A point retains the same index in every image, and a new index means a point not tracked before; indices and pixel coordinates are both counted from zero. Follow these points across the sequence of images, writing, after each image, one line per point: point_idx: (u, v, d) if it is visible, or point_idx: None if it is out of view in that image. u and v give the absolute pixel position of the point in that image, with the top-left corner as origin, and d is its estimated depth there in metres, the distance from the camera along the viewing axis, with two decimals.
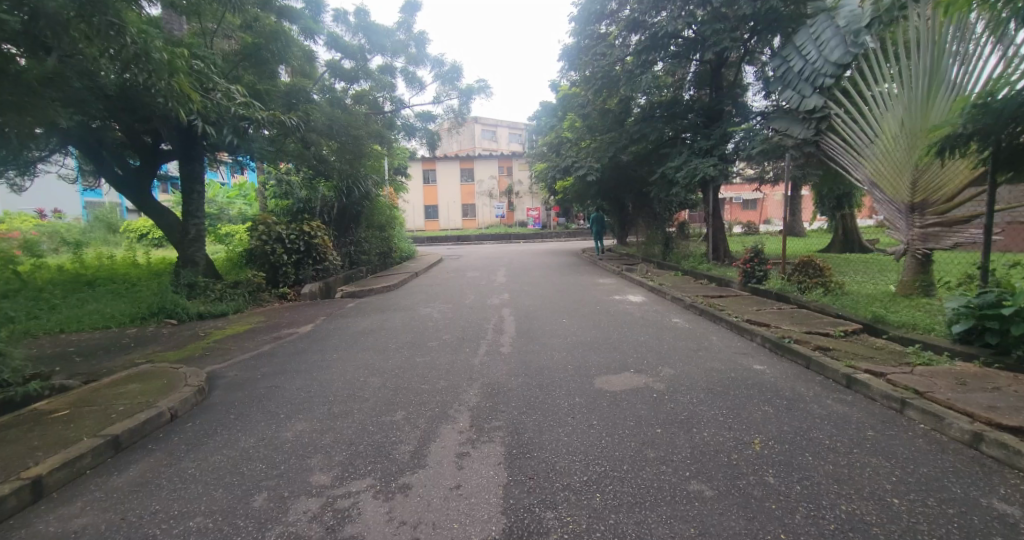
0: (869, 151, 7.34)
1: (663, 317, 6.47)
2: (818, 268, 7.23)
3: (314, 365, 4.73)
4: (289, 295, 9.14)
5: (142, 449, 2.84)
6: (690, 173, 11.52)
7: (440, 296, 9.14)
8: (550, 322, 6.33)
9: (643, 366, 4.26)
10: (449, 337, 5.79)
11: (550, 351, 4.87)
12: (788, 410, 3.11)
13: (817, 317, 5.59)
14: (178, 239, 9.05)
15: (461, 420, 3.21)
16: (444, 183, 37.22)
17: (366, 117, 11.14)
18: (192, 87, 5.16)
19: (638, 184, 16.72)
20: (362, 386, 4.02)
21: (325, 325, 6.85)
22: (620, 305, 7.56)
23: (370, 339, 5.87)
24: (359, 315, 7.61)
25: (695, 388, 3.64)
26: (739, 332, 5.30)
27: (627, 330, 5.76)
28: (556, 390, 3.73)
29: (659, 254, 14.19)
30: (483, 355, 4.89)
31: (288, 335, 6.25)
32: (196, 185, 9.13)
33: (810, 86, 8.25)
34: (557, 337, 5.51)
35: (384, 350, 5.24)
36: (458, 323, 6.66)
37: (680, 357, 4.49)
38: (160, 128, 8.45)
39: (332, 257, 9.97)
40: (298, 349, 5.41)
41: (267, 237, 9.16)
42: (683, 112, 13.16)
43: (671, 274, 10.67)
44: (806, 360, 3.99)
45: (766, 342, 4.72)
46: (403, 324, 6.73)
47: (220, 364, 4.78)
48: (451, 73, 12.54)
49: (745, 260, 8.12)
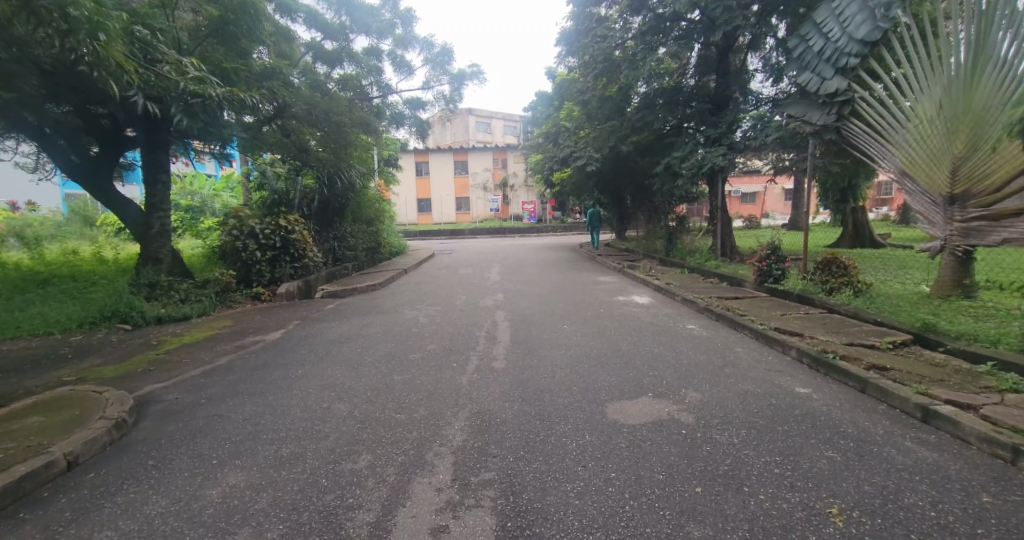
0: (900, 137, 6.66)
1: (675, 323, 5.80)
2: (843, 265, 6.57)
3: (273, 385, 4.01)
4: (263, 295, 8.35)
5: (8, 522, 2.11)
6: (697, 163, 10.80)
7: (429, 296, 8.43)
8: (550, 329, 5.64)
9: (663, 389, 3.57)
10: (434, 348, 5.08)
11: (551, 368, 4.18)
12: (860, 458, 2.42)
13: (852, 324, 4.91)
14: (139, 234, 8.24)
15: (441, 472, 2.50)
16: (437, 176, 36.26)
17: (350, 104, 10.24)
18: (129, 56, 4.35)
19: (639, 176, 16.00)
20: (325, 416, 3.31)
21: (298, 332, 6.12)
22: (626, 308, 6.88)
23: (346, 349, 5.16)
24: (338, 319, 6.88)
25: (732, 421, 2.96)
26: (767, 343, 4.62)
27: (637, 339, 5.08)
28: (562, 425, 3.03)
29: (662, 251, 13.52)
30: (473, 372, 4.19)
31: (254, 344, 5.51)
32: (162, 175, 8.35)
33: (832, 67, 7.61)
34: (559, 349, 4.80)
35: (360, 365, 4.56)
36: (446, 329, 5.96)
37: (705, 377, 3.80)
38: (118, 112, 7.63)
39: (311, 253, 9.20)
40: (260, 363, 4.69)
41: (238, 232, 8.39)
42: (688, 99, 12.34)
43: (676, 272, 10.03)
44: (861, 384, 3.33)
45: (804, 357, 4.04)
46: (384, 331, 6.01)
47: (161, 383, 4.05)
48: (441, 56, 11.77)
49: (760, 257, 7.45)
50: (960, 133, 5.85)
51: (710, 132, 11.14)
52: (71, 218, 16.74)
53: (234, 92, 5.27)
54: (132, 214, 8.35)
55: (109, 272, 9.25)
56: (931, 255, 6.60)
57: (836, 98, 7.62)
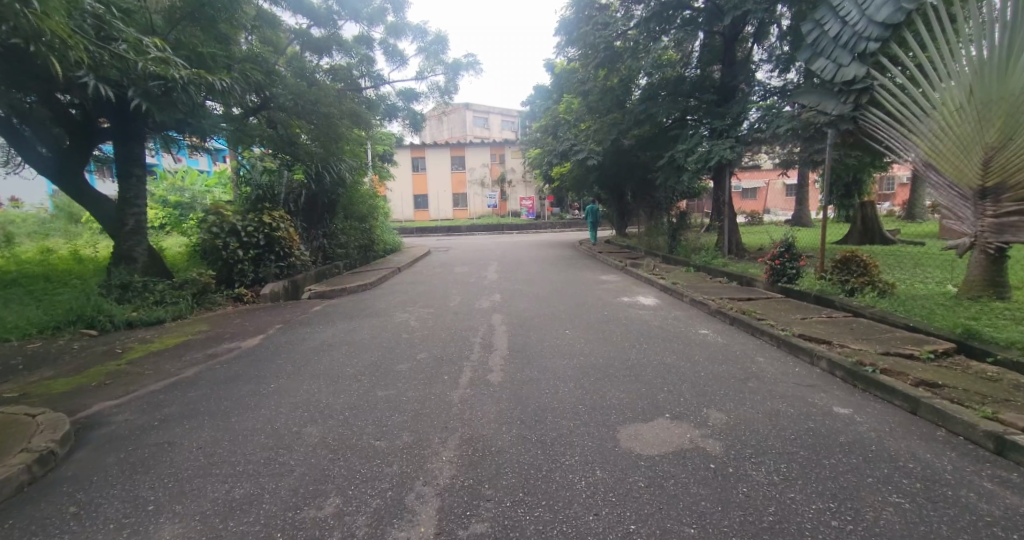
0: (924, 127, 6.20)
1: (686, 327, 5.37)
2: (862, 263, 6.18)
3: (239, 403, 3.55)
4: (245, 296, 7.87)
5: None
6: (704, 154, 10.35)
7: (422, 297, 7.98)
8: (551, 335, 5.21)
9: (681, 409, 3.13)
10: (425, 357, 4.64)
11: (553, 383, 3.74)
12: (935, 505, 1.98)
13: (882, 330, 4.48)
14: (113, 232, 7.75)
15: (423, 523, 2.05)
16: (433, 171, 35.70)
17: (340, 95, 9.76)
18: (76, 31, 3.82)
19: (640, 170, 15.56)
20: (292, 444, 2.85)
21: (278, 337, 5.66)
22: (632, 310, 6.44)
23: (328, 358, 4.71)
24: (323, 323, 6.43)
25: (767, 452, 2.51)
26: (791, 352, 4.18)
27: (646, 346, 4.66)
28: (567, 457, 2.57)
29: (665, 248, 13.11)
30: (466, 386, 3.75)
31: (228, 352, 5.06)
32: (138, 168, 7.88)
33: (849, 53, 7.15)
34: (561, 358, 4.36)
35: (340, 377, 4.11)
36: (438, 334, 5.51)
37: (728, 394, 3.36)
38: (89, 102, 7.14)
39: (298, 252, 8.77)
40: (230, 376, 4.23)
41: (219, 229, 7.93)
42: (691, 90, 11.87)
43: (681, 271, 9.60)
44: (912, 404, 2.89)
45: (836, 370, 3.60)
46: (371, 336, 5.55)
47: (112, 402, 3.58)
48: (435, 45, 11.29)
49: (774, 256, 7.04)
50: (994, 122, 5.39)
51: (716, 124, 10.70)
52: (57, 215, 16.23)
53: (201, 75, 4.76)
54: (106, 210, 7.87)
55: (85, 272, 8.79)
56: (960, 253, 6.18)
57: (853, 87, 7.17)
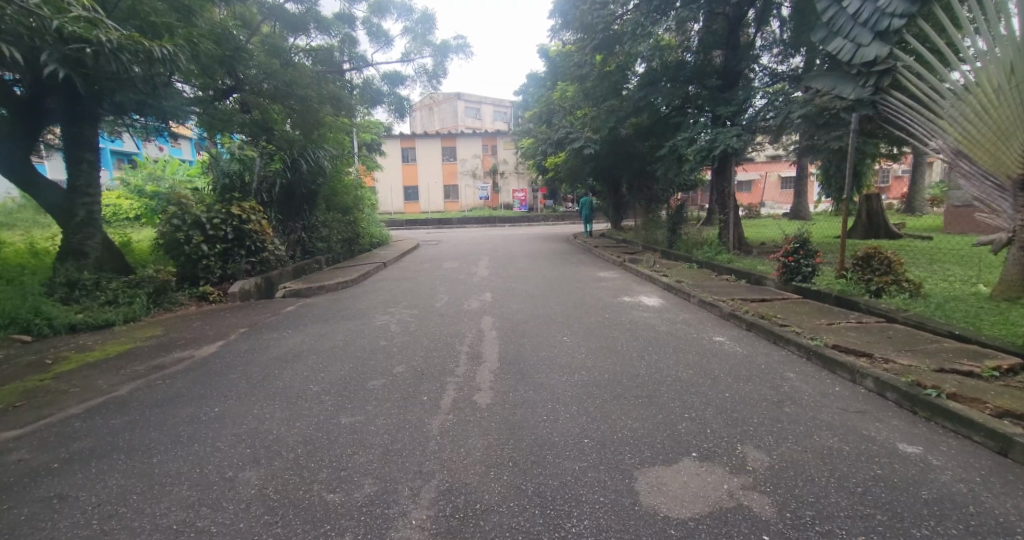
0: (956, 112, 5.62)
1: (699, 334, 4.79)
2: (887, 260, 5.65)
3: (170, 434, 2.90)
4: (211, 296, 7.21)
5: None
6: (710, 140, 9.79)
7: (405, 297, 7.35)
8: (547, 343, 4.61)
9: (710, 447, 2.54)
10: (403, 370, 4.01)
11: (550, 408, 3.15)
12: None
13: (925, 340, 3.92)
14: (61, 224, 7.01)
15: None
16: (423, 161, 34.84)
17: (318, 77, 9.21)
18: None
19: (639, 161, 14.89)
20: (220, 499, 2.21)
21: (240, 344, 5.01)
22: (635, 311, 5.87)
23: (290, 372, 4.07)
24: (292, 327, 5.77)
25: (833, 515, 1.93)
26: (825, 367, 3.62)
27: (658, 358, 4.07)
28: (573, 522, 1.96)
29: (664, 242, 12.53)
30: (447, 413, 3.14)
31: (177, 363, 4.41)
32: (89, 152, 7.13)
33: (870, 31, 6.52)
34: (559, 374, 3.76)
35: (300, 398, 3.47)
36: (421, 342, 4.88)
37: (763, 423, 2.78)
38: (26, 79, 6.31)
39: (272, 246, 8.11)
40: (172, 394, 3.59)
41: (180, 221, 7.21)
42: (692, 76, 11.28)
43: (684, 268, 9.03)
44: (999, 444, 2.33)
45: (887, 391, 3.03)
46: (345, 343, 4.93)
47: (12, 433, 2.93)
48: (422, 24, 10.55)
49: (787, 252, 6.49)
50: None
51: (721, 112, 10.04)
52: (23, 204, 15.22)
53: (137, 39, 4.03)
54: (54, 199, 7.11)
55: (38, 266, 8.06)
56: (995, 250, 5.65)
57: (873, 68, 6.57)
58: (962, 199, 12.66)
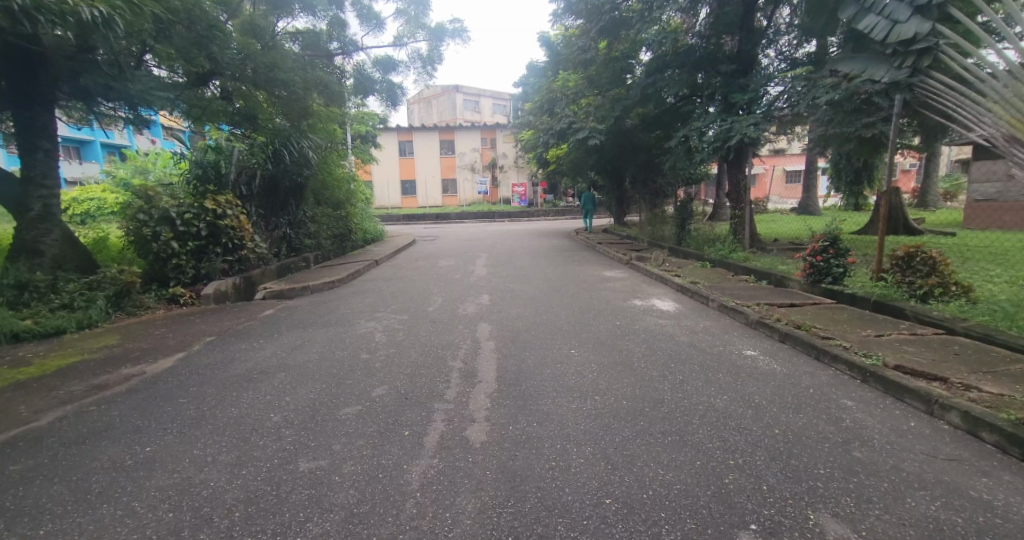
0: (1010, 95, 4.46)
1: (725, 348, 4.16)
2: (930, 260, 5.05)
3: (75, 487, 2.27)
4: (182, 298, 6.61)
5: None
6: (724, 130, 9.15)
7: (395, 299, 6.74)
8: (552, 358, 3.99)
9: (774, 513, 1.93)
10: (383, 394, 3.39)
11: (559, 449, 2.55)
12: None
13: (1000, 358, 3.31)
14: (13, 219, 6.36)
15: None
16: (421, 155, 34.15)
17: (304, 60, 8.47)
18: None
19: (644, 153, 14.23)
20: None
21: (201, 357, 4.41)
22: (648, 317, 5.28)
23: (249, 395, 3.44)
24: (265, 335, 5.15)
25: None
26: (888, 394, 3.01)
27: (682, 379, 3.45)
28: None
29: (671, 238, 11.90)
30: (431, 458, 2.51)
31: (121, 382, 3.78)
32: (46, 139, 6.52)
33: (908, 6, 5.81)
34: (567, 401, 3.15)
35: (255, 432, 2.85)
36: (408, 354, 4.28)
37: (831, 474, 2.18)
38: None
39: (251, 243, 7.50)
40: (99, 425, 2.98)
41: (146, 216, 6.57)
42: (702, 63, 10.57)
43: (696, 267, 8.44)
44: None
45: (981, 431, 2.43)
46: (320, 357, 4.30)
47: None
48: (416, 6, 9.86)
49: (815, 251, 5.90)
50: None
51: (736, 99, 9.32)
52: None
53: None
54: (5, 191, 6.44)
55: None
56: None
57: (911, 48, 5.84)
58: (986, 194, 12.04)
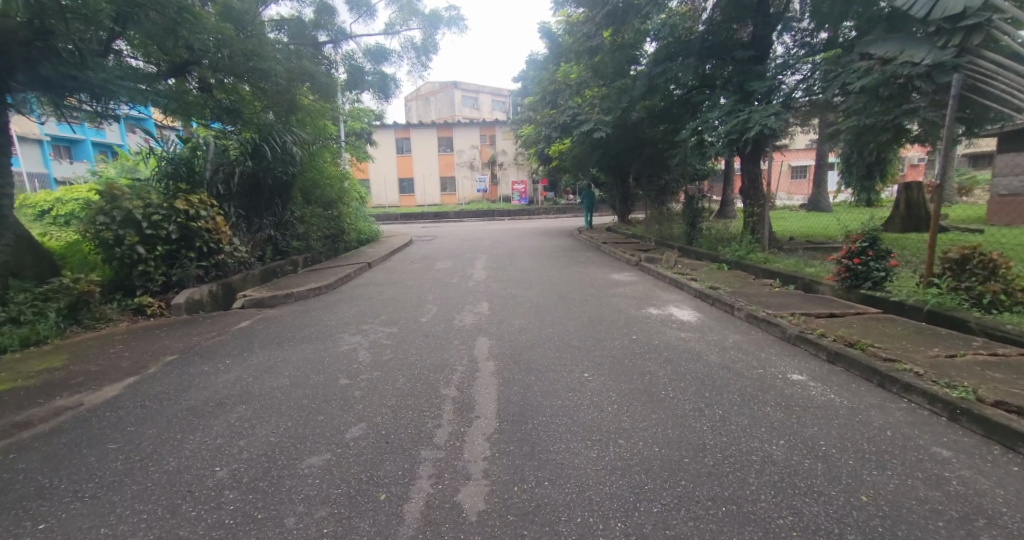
0: None
1: (766, 371, 3.52)
2: (992, 263, 4.41)
3: None
4: (149, 308, 6.00)
5: None
6: (740, 121, 8.44)
7: (386, 308, 6.14)
8: (563, 386, 3.36)
9: None
10: (359, 435, 2.79)
11: (583, 527, 1.92)
12: None
13: None
14: None
15: None
16: (418, 153, 33.51)
17: (286, 47, 7.72)
18: None
19: (651, 148, 13.60)
20: None
21: (153, 383, 3.78)
22: (668, 330, 4.66)
23: (195, 438, 2.82)
24: (233, 354, 4.52)
25: None
26: (991, 442, 2.39)
27: (724, 416, 2.82)
28: None
29: (680, 237, 11.26)
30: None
31: (50, 419, 3.15)
32: None
33: None
34: (587, 448, 2.53)
35: (189, 497, 2.23)
36: (392, 378, 3.68)
37: None
38: None
39: (229, 247, 6.88)
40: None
41: (108, 217, 5.92)
42: (714, 50, 9.91)
43: (712, 269, 7.82)
44: None
45: None
46: (291, 384, 3.67)
47: None
48: None
49: (853, 252, 5.25)
50: None
51: (753, 88, 8.62)
52: None
53: None
54: None
55: None
56: None
57: (958, 24, 5.10)
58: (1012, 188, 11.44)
